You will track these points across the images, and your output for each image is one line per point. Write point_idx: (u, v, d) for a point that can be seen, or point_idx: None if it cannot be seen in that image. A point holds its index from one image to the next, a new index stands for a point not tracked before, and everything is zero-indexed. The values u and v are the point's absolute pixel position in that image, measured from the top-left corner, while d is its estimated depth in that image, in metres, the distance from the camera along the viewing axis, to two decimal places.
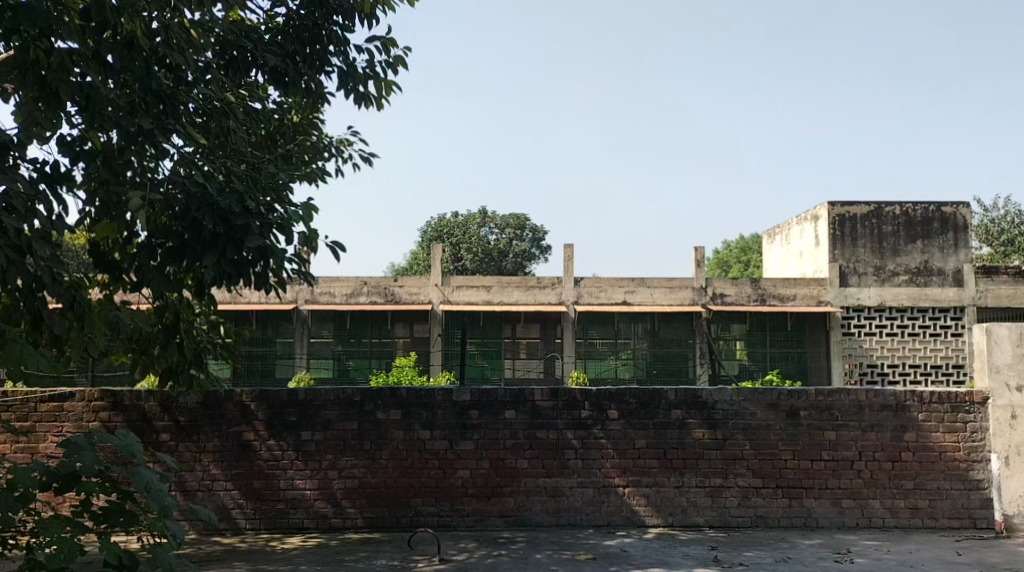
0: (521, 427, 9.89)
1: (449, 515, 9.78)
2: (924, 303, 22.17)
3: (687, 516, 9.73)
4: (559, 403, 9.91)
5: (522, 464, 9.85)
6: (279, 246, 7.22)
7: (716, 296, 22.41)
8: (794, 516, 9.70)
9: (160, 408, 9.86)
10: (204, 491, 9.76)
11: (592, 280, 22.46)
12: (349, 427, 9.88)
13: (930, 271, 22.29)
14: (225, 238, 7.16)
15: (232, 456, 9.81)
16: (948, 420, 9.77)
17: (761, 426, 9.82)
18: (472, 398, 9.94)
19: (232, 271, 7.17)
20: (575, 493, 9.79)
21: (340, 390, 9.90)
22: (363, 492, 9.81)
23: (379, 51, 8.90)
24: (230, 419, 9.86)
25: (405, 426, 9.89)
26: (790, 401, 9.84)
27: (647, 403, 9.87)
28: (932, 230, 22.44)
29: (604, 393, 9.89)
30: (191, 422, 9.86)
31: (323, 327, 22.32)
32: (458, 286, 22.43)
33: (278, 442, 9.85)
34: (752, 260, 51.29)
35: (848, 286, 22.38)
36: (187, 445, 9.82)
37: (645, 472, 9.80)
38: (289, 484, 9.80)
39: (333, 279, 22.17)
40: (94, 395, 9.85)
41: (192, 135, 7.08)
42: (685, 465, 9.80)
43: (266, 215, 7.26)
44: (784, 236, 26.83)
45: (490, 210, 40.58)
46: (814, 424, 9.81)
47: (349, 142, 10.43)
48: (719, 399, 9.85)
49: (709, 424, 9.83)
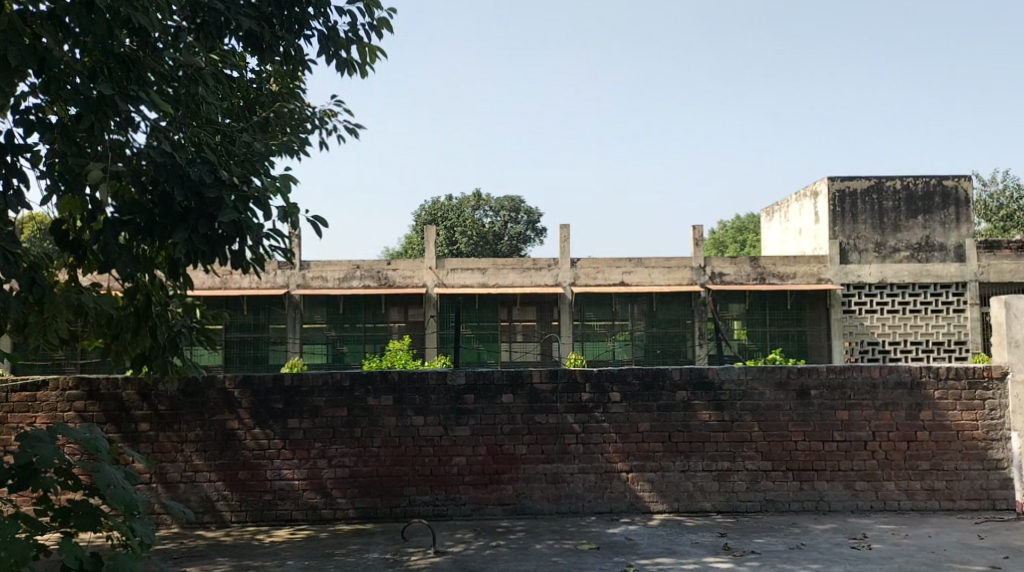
0: (519, 411, 9.43)
1: (444, 503, 9.34)
2: (925, 279, 21.73)
3: (693, 501, 9.29)
4: (558, 385, 9.44)
5: (520, 450, 9.39)
6: (255, 220, 6.75)
7: (715, 276, 22.00)
8: (805, 500, 9.27)
9: (138, 396, 9.38)
10: (186, 483, 9.31)
11: (589, 261, 22.00)
12: (339, 414, 9.41)
13: (931, 247, 21.84)
14: (197, 212, 6.71)
15: (216, 446, 9.35)
16: (966, 397, 9.33)
17: (770, 406, 9.37)
18: (467, 381, 9.46)
19: (204, 248, 6.69)
20: (576, 480, 9.35)
21: (328, 375, 9.43)
22: (355, 482, 9.35)
23: (361, 14, 8.41)
24: (212, 407, 9.39)
25: (397, 413, 9.43)
26: (801, 379, 9.38)
27: (651, 384, 9.41)
28: (933, 205, 21.95)
29: (605, 374, 9.43)
30: (172, 411, 9.39)
31: (316, 312, 21.81)
32: (453, 269, 21.99)
33: (264, 430, 9.38)
34: (748, 240, 50.86)
35: (848, 263, 21.93)
36: (167, 435, 9.36)
37: (649, 457, 9.35)
38: (276, 474, 9.34)
39: (325, 263, 21.71)
40: (69, 384, 9.39)
41: (158, 103, 6.61)
42: (691, 449, 9.34)
43: (241, 189, 6.79)
44: (782, 213, 26.38)
45: (484, 193, 40.06)
46: (825, 403, 9.36)
47: (333, 112, 9.94)
48: (725, 379, 9.40)
49: (716, 406, 9.38)
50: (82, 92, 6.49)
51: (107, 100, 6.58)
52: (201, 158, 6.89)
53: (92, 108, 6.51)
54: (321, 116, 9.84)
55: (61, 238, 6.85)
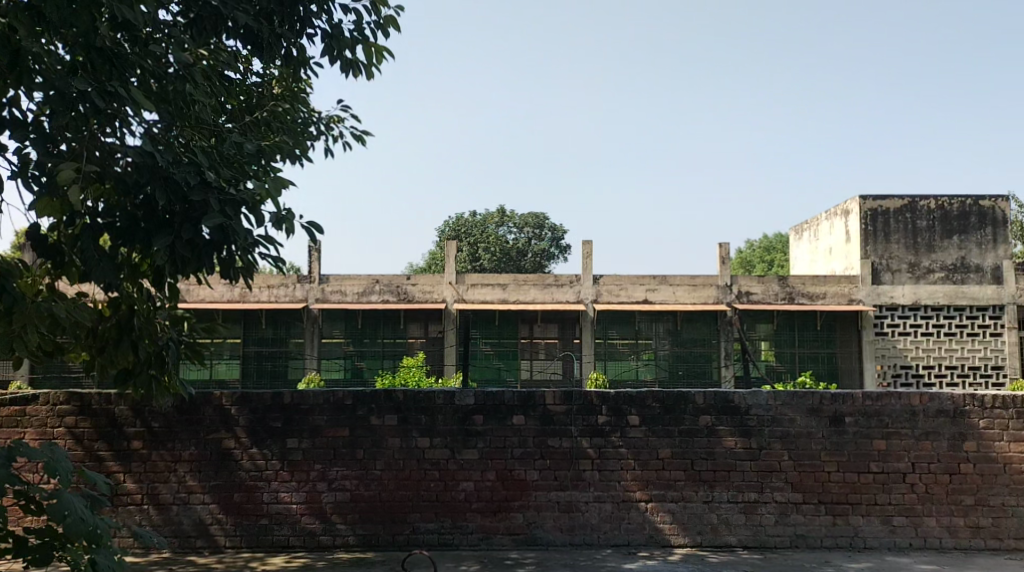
0: (531, 435, 8.84)
1: (451, 532, 8.76)
2: (960, 301, 20.96)
3: (717, 535, 8.66)
4: (573, 407, 8.86)
5: (532, 476, 8.80)
6: (244, 226, 6.24)
7: (742, 295, 21.28)
8: (838, 536, 8.62)
9: (131, 413, 8.87)
10: (179, 505, 8.78)
11: (612, 278, 21.41)
12: (340, 434, 8.87)
13: (967, 268, 21.10)
14: (181, 217, 6.21)
15: (211, 466, 8.83)
16: (1014, 427, 8.66)
17: (801, 434, 8.73)
18: (477, 402, 8.90)
19: (189, 255, 6.18)
20: (591, 509, 8.74)
21: (330, 393, 8.90)
22: (355, 506, 8.80)
23: (367, 12, 7.91)
24: (208, 425, 8.87)
25: (402, 434, 8.88)
26: (834, 406, 8.74)
27: (673, 408, 8.80)
28: (969, 225, 21.24)
29: (623, 396, 8.84)
30: (166, 429, 8.87)
31: (334, 327, 21.31)
32: (473, 284, 21.45)
33: (262, 450, 8.85)
34: (776, 260, 49.95)
35: (880, 283, 21.19)
36: (161, 454, 8.85)
37: (670, 486, 8.73)
38: (273, 497, 8.80)
39: (344, 277, 21.23)
40: (60, 399, 8.90)
41: (139, 99, 6.13)
42: (715, 478, 8.72)
43: (229, 192, 6.29)
44: (811, 232, 25.75)
45: (508, 209, 39.56)
46: (861, 432, 8.71)
47: (340, 118, 9.49)
48: (753, 404, 8.77)
49: (742, 432, 8.76)
50: (59, 89, 6.03)
51: (85, 97, 6.11)
52: (188, 159, 6.40)
53: (68, 106, 6.05)
54: (327, 121, 9.39)
55: (39, 243, 6.38)
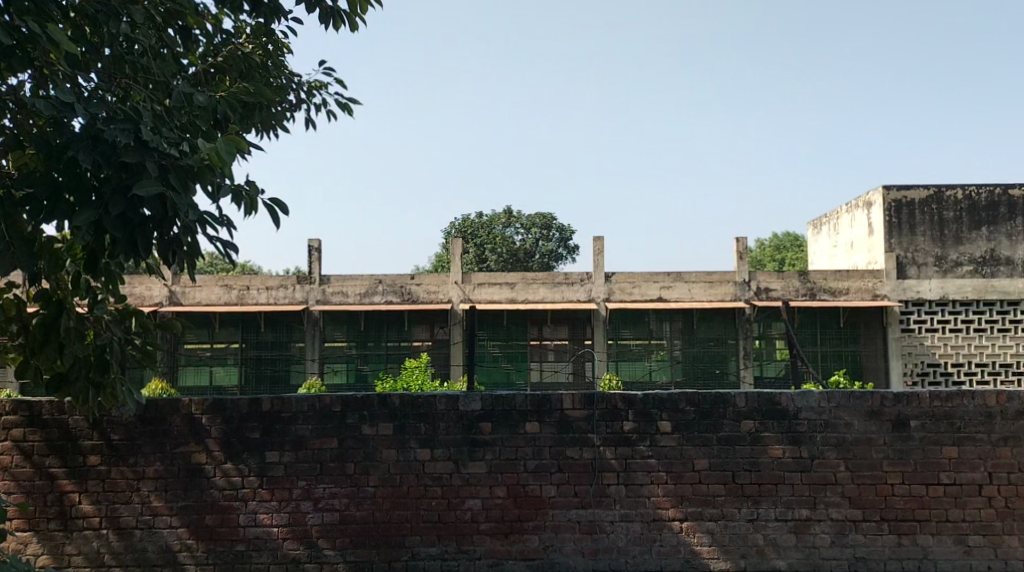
0: (547, 444, 7.67)
1: (455, 557, 7.59)
2: (991, 295, 19.68)
3: (764, 559, 7.47)
4: (594, 412, 7.69)
5: (549, 492, 7.64)
6: (189, 199, 5.11)
7: (760, 291, 20.11)
8: (904, 558, 7.45)
9: (87, 424, 7.71)
10: (143, 529, 7.63)
11: (625, 275, 20.21)
12: (328, 446, 7.70)
13: (997, 261, 19.88)
14: (113, 185, 5.08)
15: (179, 485, 7.66)
16: None
17: (860, 441, 7.55)
18: (484, 407, 7.74)
19: (120, 234, 5.04)
20: (618, 530, 7.56)
21: (315, 399, 7.75)
22: (345, 529, 7.63)
23: None
24: (176, 438, 7.71)
25: (398, 445, 7.71)
26: (897, 407, 7.56)
27: (710, 412, 7.63)
28: (997, 215, 20.01)
29: (651, 399, 7.66)
30: (127, 442, 7.71)
31: (336, 330, 20.15)
32: (480, 283, 20.21)
33: (237, 465, 7.68)
34: (788, 257, 48.71)
35: (906, 277, 19.97)
36: (121, 471, 7.68)
37: (708, 502, 7.55)
38: (250, 519, 7.63)
39: (345, 278, 20.05)
40: (5, 408, 7.74)
41: (55, 38, 4.98)
42: (760, 493, 7.54)
43: (174, 155, 5.17)
44: (831, 225, 24.58)
45: (515, 210, 38.42)
46: (928, 437, 7.53)
47: (321, 83, 8.50)
48: (803, 407, 7.59)
49: (792, 439, 7.57)
50: None
51: None
52: (125, 110, 5.30)
53: None
54: (308, 87, 8.40)
55: None
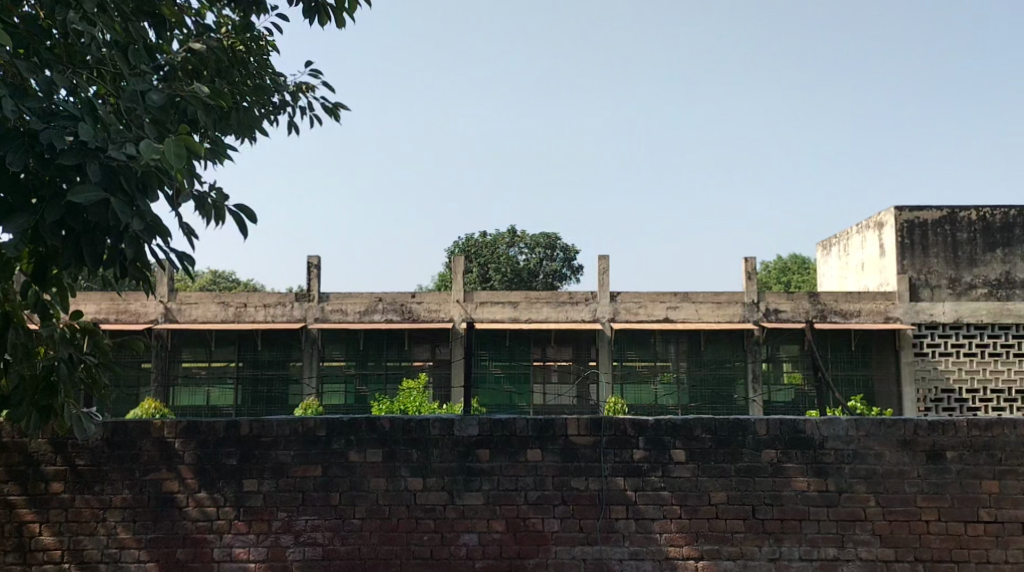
0: (549, 474, 7.04)
1: None
2: (1007, 319, 18.95)
3: None
4: (601, 439, 7.05)
5: (551, 526, 6.99)
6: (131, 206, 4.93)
7: (770, 312, 19.46)
8: None
9: (51, 449, 7.09)
10: (108, 564, 6.98)
11: (630, 295, 19.58)
12: (311, 474, 7.07)
13: (1012, 284, 19.25)
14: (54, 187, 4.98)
15: (149, 516, 7.02)
16: None
17: (891, 473, 6.91)
18: (481, 433, 7.11)
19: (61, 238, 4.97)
20: (626, 569, 6.91)
21: (298, 422, 7.12)
22: (328, 565, 6.98)
23: None
24: (146, 463, 7.08)
25: (387, 473, 7.07)
26: (931, 437, 6.93)
27: (727, 440, 7.00)
28: (1014, 236, 19.37)
29: (664, 425, 7.03)
30: (93, 467, 7.08)
31: (335, 349, 19.56)
32: (482, 302, 19.61)
33: (212, 495, 7.05)
34: (794, 279, 48.07)
35: (919, 300, 19.30)
36: (86, 500, 7.05)
37: (725, 539, 6.90)
38: (225, 554, 6.99)
39: (344, 295, 19.43)
40: None
41: None
42: (783, 530, 6.89)
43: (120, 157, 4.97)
44: (841, 247, 23.98)
45: (519, 229, 37.80)
46: (967, 470, 6.89)
47: (308, 86, 7.99)
48: (829, 436, 6.96)
49: (817, 471, 6.93)
50: None
51: None
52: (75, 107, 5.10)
53: None
54: (295, 90, 7.88)
55: None
